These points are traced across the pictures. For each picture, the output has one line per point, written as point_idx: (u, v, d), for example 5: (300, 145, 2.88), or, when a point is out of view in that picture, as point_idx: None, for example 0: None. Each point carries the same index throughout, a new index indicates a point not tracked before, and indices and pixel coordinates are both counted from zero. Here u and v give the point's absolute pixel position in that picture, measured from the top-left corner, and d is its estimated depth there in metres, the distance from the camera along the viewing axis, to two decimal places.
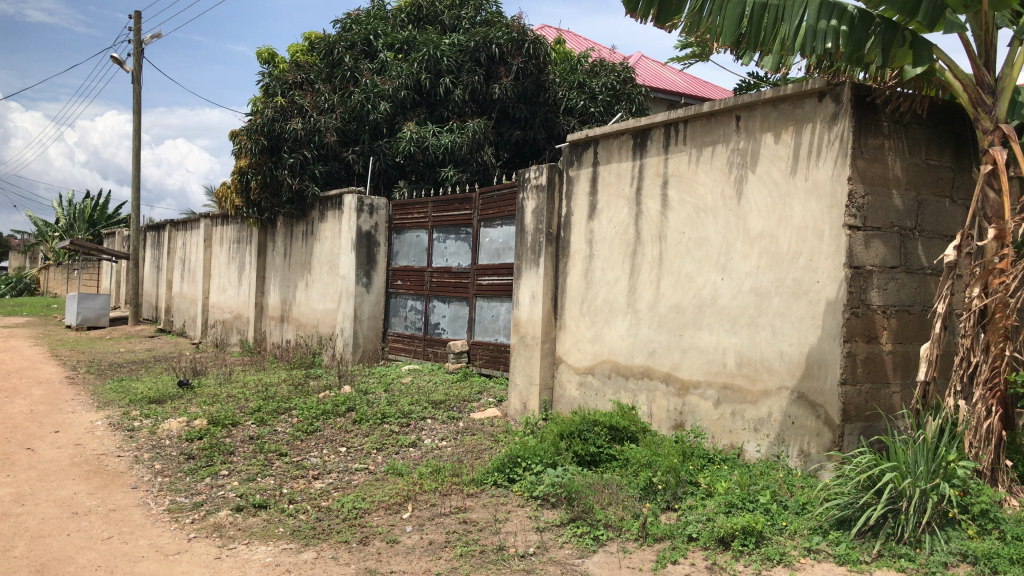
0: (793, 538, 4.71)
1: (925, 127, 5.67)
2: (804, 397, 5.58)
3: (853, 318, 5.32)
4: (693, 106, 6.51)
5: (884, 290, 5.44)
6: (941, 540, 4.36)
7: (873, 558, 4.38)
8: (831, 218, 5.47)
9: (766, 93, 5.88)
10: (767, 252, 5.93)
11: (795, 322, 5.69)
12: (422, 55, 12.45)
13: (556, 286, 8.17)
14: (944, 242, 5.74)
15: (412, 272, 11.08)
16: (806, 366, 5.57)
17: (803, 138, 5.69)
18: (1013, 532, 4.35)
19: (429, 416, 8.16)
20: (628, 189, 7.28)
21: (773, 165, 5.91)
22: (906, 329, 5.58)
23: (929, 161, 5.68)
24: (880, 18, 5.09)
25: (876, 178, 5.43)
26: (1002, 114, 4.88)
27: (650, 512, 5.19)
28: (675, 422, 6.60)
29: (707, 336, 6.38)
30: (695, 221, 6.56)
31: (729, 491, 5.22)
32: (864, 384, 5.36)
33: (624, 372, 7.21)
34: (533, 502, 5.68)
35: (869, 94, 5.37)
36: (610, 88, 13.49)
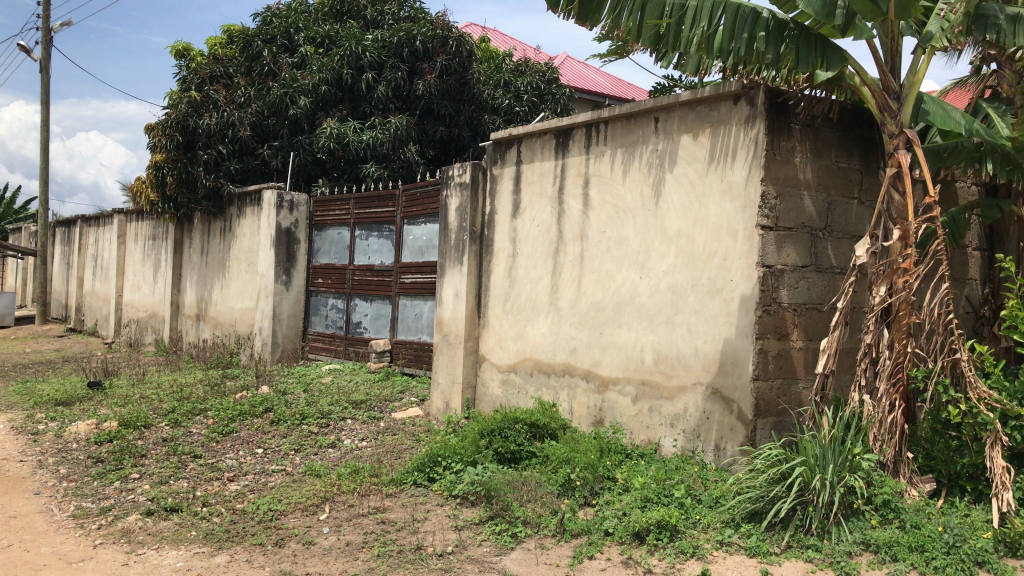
0: (706, 532, 4.80)
1: (835, 131, 5.85)
2: (718, 393, 5.70)
3: (765, 315, 5.46)
4: (613, 107, 6.58)
5: (794, 289, 5.60)
6: (846, 530, 4.52)
7: (782, 549, 4.51)
8: (744, 218, 5.60)
9: (683, 95, 5.98)
10: (683, 251, 6.04)
11: (710, 320, 5.81)
12: (343, 50, 12.32)
13: (479, 284, 8.16)
14: (852, 242, 5.93)
15: (334, 270, 10.95)
16: (720, 362, 5.70)
17: (718, 139, 5.81)
18: (912, 522, 4.53)
19: (349, 416, 8.07)
20: (551, 188, 7.32)
21: (690, 166, 6.02)
22: (815, 325, 5.74)
23: (838, 163, 5.87)
24: (793, 23, 5.19)
25: (787, 179, 5.58)
26: (906, 119, 5.05)
27: (568, 508, 5.23)
28: (595, 419, 6.67)
29: (626, 333, 6.47)
30: (614, 220, 6.64)
31: (646, 486, 5.30)
32: (775, 380, 5.52)
33: (546, 370, 7.25)
34: (452, 501, 5.67)
35: (782, 97, 5.51)
36: (535, 87, 13.57)
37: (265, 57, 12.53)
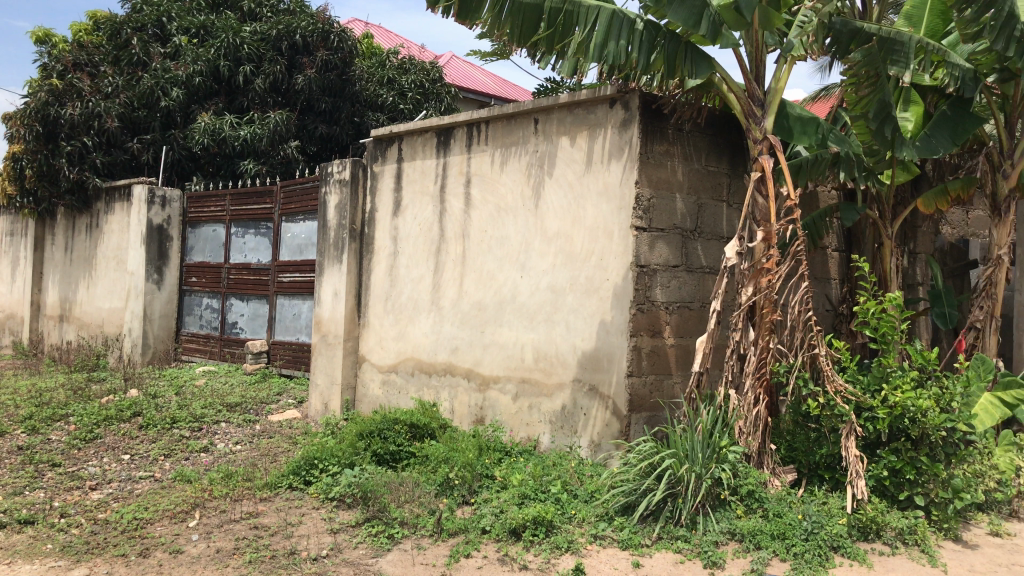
0: (581, 526, 4.89)
1: (705, 136, 6.07)
2: (594, 389, 5.82)
3: (639, 313, 5.61)
4: (493, 107, 6.62)
5: (666, 288, 5.77)
6: (713, 521, 4.70)
7: (652, 541, 4.64)
8: (619, 219, 5.74)
9: (561, 97, 6.07)
10: (562, 251, 6.13)
11: (587, 318, 5.91)
12: (219, 42, 11.88)
13: (359, 283, 8.05)
14: (720, 242, 6.15)
15: (208, 268, 10.60)
16: (596, 360, 5.81)
17: (595, 142, 5.93)
18: (774, 510, 4.74)
19: (223, 420, 7.82)
20: (432, 187, 7.30)
21: (568, 167, 6.11)
22: (686, 323, 5.93)
23: (708, 167, 6.08)
24: (665, 30, 5.31)
25: (660, 182, 5.75)
26: (769, 125, 5.28)
27: (446, 507, 5.23)
28: (475, 417, 6.70)
29: (507, 332, 6.51)
30: (495, 220, 6.67)
31: (523, 483, 5.34)
32: (648, 375, 5.67)
33: (428, 370, 7.22)
34: (328, 504, 5.58)
35: (655, 102, 5.68)
36: (419, 86, 13.48)
37: (135, 46, 11.97)
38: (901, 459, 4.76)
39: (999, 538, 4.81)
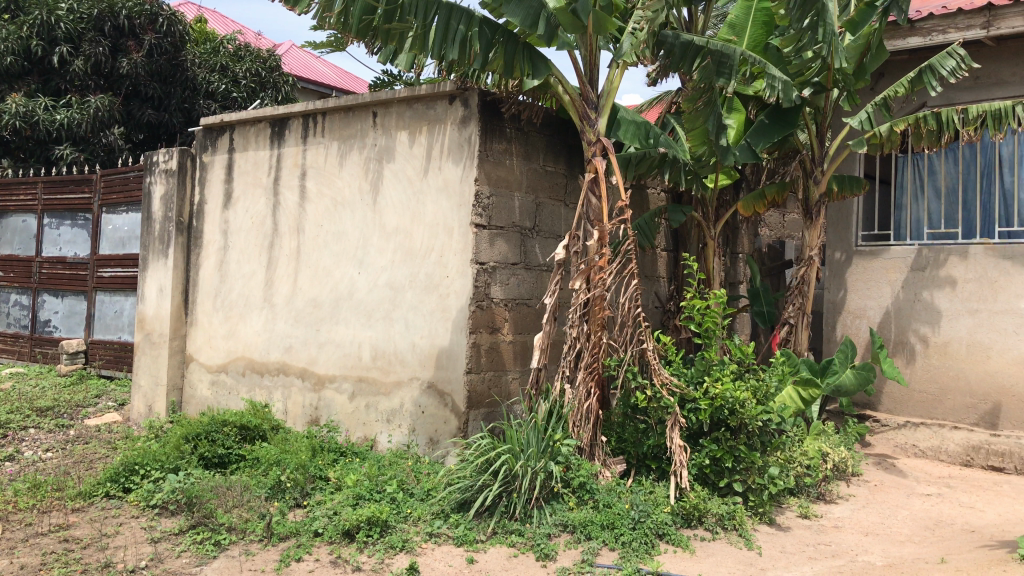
0: (416, 525, 4.85)
1: (543, 135, 6.17)
2: (433, 387, 5.79)
3: (478, 310, 5.63)
4: (330, 99, 6.46)
5: (505, 285, 5.83)
6: (546, 514, 4.78)
7: (487, 536, 4.67)
8: (459, 216, 5.74)
9: (400, 92, 6.00)
10: (401, 247, 6.06)
11: (426, 315, 5.88)
12: (31, 18, 11.05)
13: (186, 279, 7.66)
14: (556, 241, 6.27)
15: (17, 261, 9.80)
16: (435, 357, 5.79)
17: (435, 139, 5.91)
18: (604, 501, 4.87)
19: (32, 425, 7.24)
20: (266, 179, 7.05)
21: (407, 162, 6.06)
22: (524, 320, 6.01)
23: (546, 167, 6.19)
24: (502, 28, 5.31)
25: (498, 180, 5.80)
26: (603, 129, 5.40)
27: (277, 511, 5.05)
28: (310, 418, 6.53)
29: (343, 329, 6.37)
30: (332, 214, 6.51)
31: (358, 484, 5.24)
32: (486, 372, 5.70)
33: (259, 369, 6.96)
34: (149, 512, 5.27)
35: (494, 101, 5.73)
36: (254, 74, 12.97)
37: None
38: (721, 448, 5.02)
39: (808, 520, 5.15)
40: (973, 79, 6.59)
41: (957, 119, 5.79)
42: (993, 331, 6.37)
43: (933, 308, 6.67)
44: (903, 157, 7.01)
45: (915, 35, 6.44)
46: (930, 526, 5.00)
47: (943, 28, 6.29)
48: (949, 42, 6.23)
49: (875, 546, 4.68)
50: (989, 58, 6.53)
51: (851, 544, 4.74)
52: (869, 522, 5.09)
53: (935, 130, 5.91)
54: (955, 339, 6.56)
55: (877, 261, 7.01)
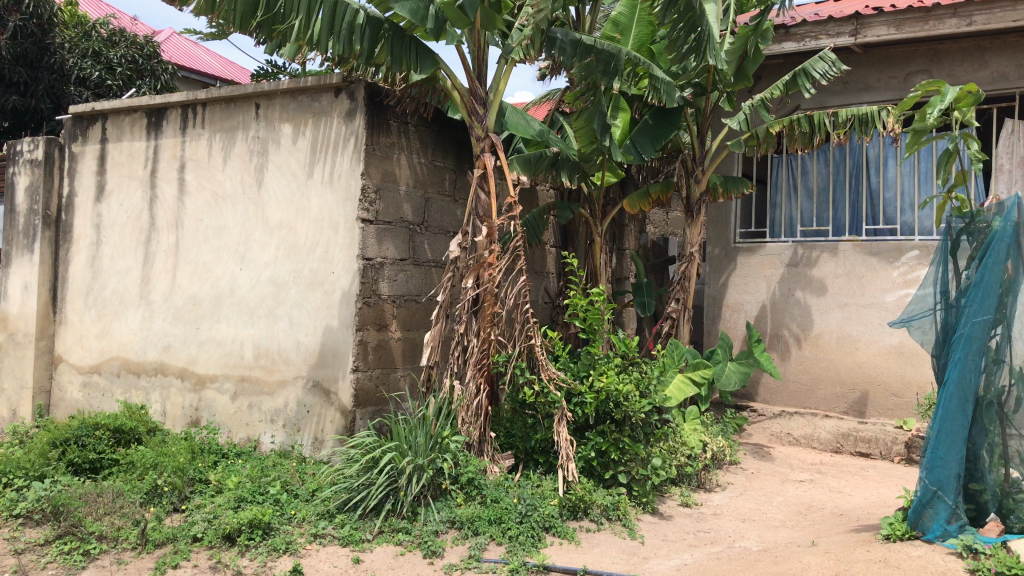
0: (301, 526, 4.74)
1: (431, 130, 6.15)
2: (318, 385, 5.68)
3: (364, 307, 5.55)
4: (210, 89, 6.24)
5: (393, 281, 5.77)
6: (434, 511, 4.76)
7: (373, 535, 4.61)
8: (344, 211, 5.64)
9: (284, 83, 5.86)
10: (285, 243, 5.91)
11: (311, 312, 5.75)
12: None
13: (54, 275, 7.25)
14: (445, 237, 6.25)
15: None
16: (321, 355, 5.67)
17: (319, 131, 5.79)
18: (492, 496, 4.88)
19: None
20: (141, 171, 6.75)
21: (290, 155, 5.91)
22: (413, 317, 5.96)
23: (434, 162, 6.17)
24: (388, 22, 5.22)
25: (385, 175, 5.74)
26: (491, 124, 5.36)
27: (153, 517, 4.84)
28: (190, 420, 6.30)
29: (224, 328, 6.17)
30: (212, 208, 6.29)
31: (240, 486, 5.08)
32: (373, 369, 5.63)
33: (135, 370, 6.67)
34: (12, 523, 4.99)
35: (380, 95, 5.66)
36: (131, 61, 12.40)
37: None
38: (607, 440, 5.09)
39: (689, 508, 5.31)
40: (843, 84, 6.92)
41: (828, 123, 6.07)
42: (861, 324, 6.72)
43: (805, 303, 6.98)
44: (779, 157, 7.29)
45: (790, 40, 6.70)
46: (802, 511, 5.22)
47: (815, 34, 6.57)
48: (821, 48, 6.51)
49: (751, 532, 4.86)
50: (857, 64, 6.87)
51: (729, 530, 4.91)
52: (746, 510, 5.28)
53: (808, 132, 6.19)
54: (825, 332, 6.88)
55: (754, 257, 7.28)
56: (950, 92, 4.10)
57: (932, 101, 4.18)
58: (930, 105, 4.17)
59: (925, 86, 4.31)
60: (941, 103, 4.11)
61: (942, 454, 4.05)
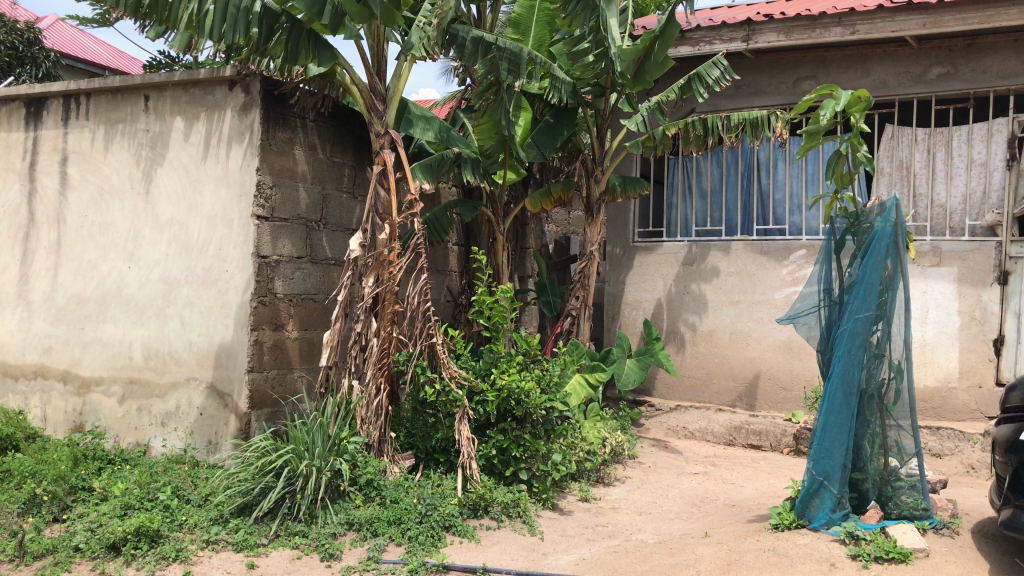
0: (192, 532, 4.58)
1: (329, 126, 6.04)
2: (212, 387, 5.50)
3: (260, 306, 5.42)
4: (95, 78, 5.98)
5: (289, 280, 5.65)
6: (332, 513, 4.68)
7: (269, 540, 4.50)
8: (239, 208, 5.48)
9: (175, 74, 5.65)
10: (176, 240, 5.70)
11: (203, 312, 5.57)
12: None
13: None
14: (344, 234, 6.16)
15: None
16: (215, 356, 5.50)
17: (213, 125, 5.61)
18: (391, 497, 4.84)
19: None
20: (19, 164, 6.41)
21: (182, 149, 5.71)
22: (310, 316, 5.85)
23: (333, 158, 6.07)
24: (285, 14, 5.04)
25: (283, 171, 5.62)
26: (391, 120, 5.28)
27: (31, 528, 4.60)
28: (74, 425, 6.02)
29: (111, 328, 5.91)
30: (97, 203, 6.02)
31: (126, 493, 4.88)
32: (270, 370, 5.51)
33: (13, 373, 6.33)
34: None
35: (277, 89, 5.53)
36: (10, 48, 11.76)
37: None
38: (508, 438, 5.09)
39: (588, 503, 5.38)
40: (736, 88, 7.14)
41: (720, 126, 6.25)
42: (752, 320, 6.94)
43: (700, 300, 7.17)
44: (675, 158, 7.46)
45: (685, 44, 6.88)
46: (696, 503, 5.37)
47: (709, 39, 6.76)
48: (715, 54, 6.72)
49: (647, 525, 4.97)
50: (748, 69, 7.09)
51: (626, 524, 5.00)
52: (642, 503, 5.39)
53: (702, 135, 6.36)
54: (719, 328, 7.08)
55: (652, 256, 7.43)
56: (843, 96, 4.21)
57: (828, 103, 4.27)
58: (825, 107, 4.26)
59: (819, 91, 4.37)
60: (836, 106, 4.20)
61: (829, 445, 4.21)
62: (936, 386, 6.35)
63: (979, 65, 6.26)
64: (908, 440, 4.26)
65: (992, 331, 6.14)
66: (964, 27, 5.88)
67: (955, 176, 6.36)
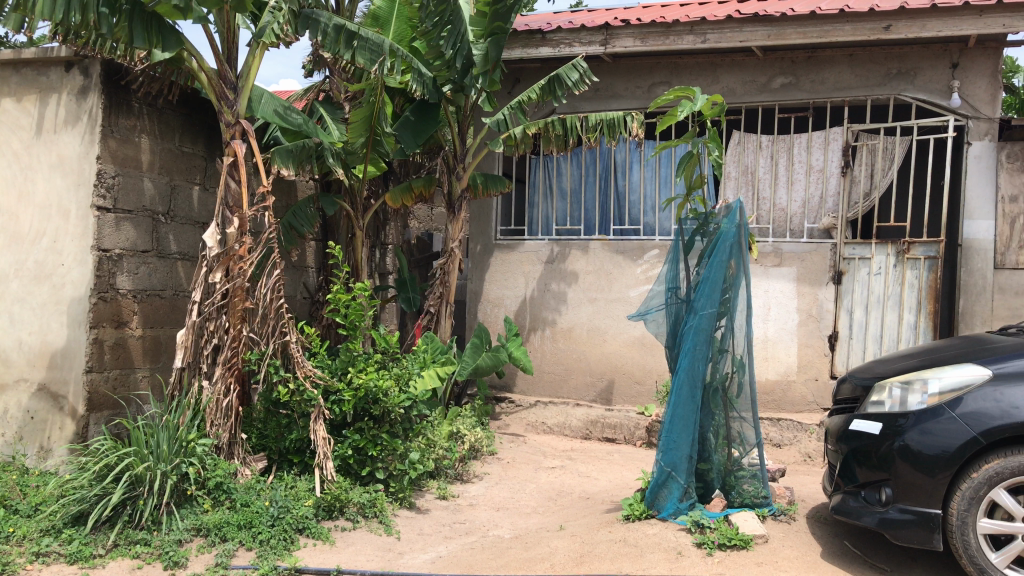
0: (19, 545, 4.27)
1: (178, 114, 5.77)
2: (44, 389, 5.15)
3: (100, 302, 5.12)
4: None
5: (133, 275, 5.37)
6: (177, 518, 4.47)
7: (107, 550, 4.25)
8: (77, 197, 5.15)
9: (3, 53, 5.24)
10: (4, 231, 5.30)
11: (35, 309, 5.20)
12: None
13: None
14: (193, 227, 5.90)
15: None
16: (48, 356, 5.14)
17: (46, 108, 5.24)
18: (241, 500, 4.67)
19: None
20: None
21: (12, 133, 5.31)
22: (156, 313, 5.59)
23: (182, 148, 5.81)
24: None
25: (126, 159, 5.32)
26: (242, 110, 5.08)
27: None
28: None
29: None
30: None
31: None
32: (111, 370, 5.21)
33: None
34: None
35: (119, 74, 5.23)
36: None
37: None
38: (364, 437, 5.02)
39: (445, 500, 5.37)
40: (594, 91, 7.30)
41: (580, 126, 6.40)
42: (608, 317, 7.12)
43: (559, 298, 7.29)
44: (536, 158, 7.56)
45: (546, 45, 6.97)
46: (552, 497, 5.45)
47: (569, 41, 6.87)
48: (574, 56, 6.84)
49: (504, 520, 5.00)
50: (606, 72, 7.26)
51: (483, 520, 5.03)
52: (499, 498, 5.44)
53: (562, 135, 6.47)
54: (577, 324, 7.22)
55: (513, 254, 7.49)
56: (700, 99, 4.26)
57: (683, 104, 4.33)
58: (682, 109, 4.30)
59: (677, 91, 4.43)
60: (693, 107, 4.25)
61: (676, 438, 4.36)
62: (776, 379, 6.70)
63: (818, 77, 6.64)
64: (749, 431, 4.48)
65: (827, 328, 6.55)
66: (804, 40, 6.23)
67: (796, 181, 6.74)
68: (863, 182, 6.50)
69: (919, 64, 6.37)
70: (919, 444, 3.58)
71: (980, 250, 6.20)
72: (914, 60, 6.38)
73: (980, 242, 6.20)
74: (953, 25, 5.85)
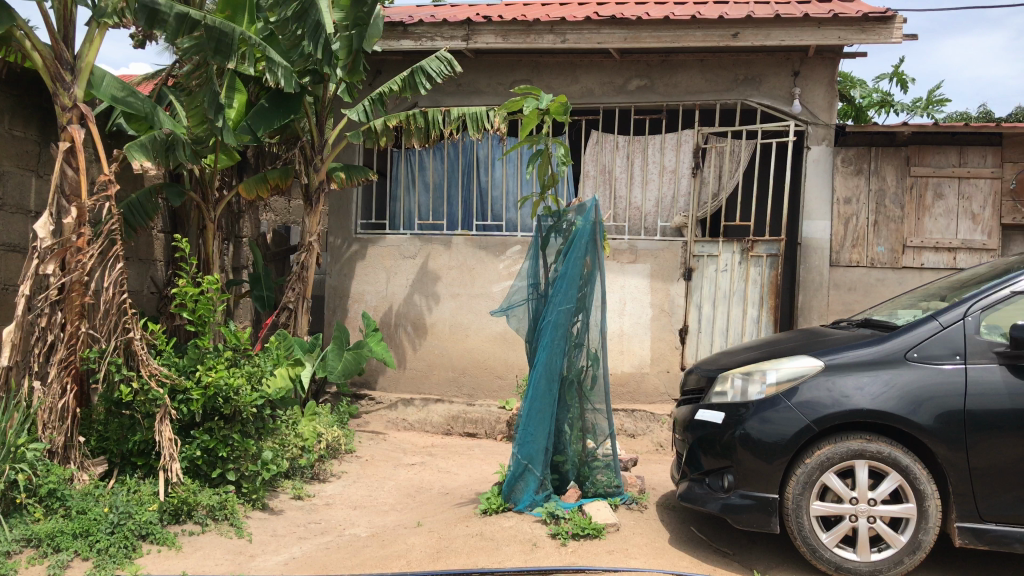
0: None
1: (7, 95, 5.39)
2: None
3: None
4: None
5: None
6: (5, 529, 4.17)
7: None
8: None
9: None
10: None
11: None
12: None
13: None
14: (25, 217, 5.53)
15: None
16: None
17: None
18: (77, 507, 4.39)
19: None
20: None
21: None
22: None
23: (12, 132, 5.43)
24: None
25: None
26: (80, 93, 4.77)
27: None
28: None
29: None
30: None
31: None
32: None
33: None
34: None
35: None
36: None
37: None
38: (214, 438, 4.83)
39: (300, 501, 5.26)
40: (456, 86, 7.29)
41: (441, 120, 6.36)
42: (471, 313, 7.15)
43: (421, 293, 7.26)
44: (398, 152, 7.48)
45: (407, 38, 6.91)
46: (411, 493, 5.42)
47: (431, 35, 6.84)
48: (435, 50, 6.81)
49: (361, 519, 4.94)
50: (467, 68, 7.27)
51: (339, 519, 4.94)
52: (357, 497, 5.37)
53: (423, 128, 6.43)
54: (439, 320, 7.21)
55: (373, 248, 7.39)
56: (542, 97, 4.29)
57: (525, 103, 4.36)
58: (525, 107, 4.32)
59: (521, 91, 4.44)
60: (536, 104, 4.29)
61: (534, 431, 4.41)
62: (630, 371, 6.91)
63: (671, 81, 6.88)
64: (602, 422, 4.59)
65: (678, 322, 6.80)
66: (659, 44, 6.43)
67: (650, 181, 6.97)
68: (712, 184, 6.78)
69: (763, 71, 6.69)
70: (758, 433, 3.75)
71: (817, 249, 6.60)
72: (759, 67, 6.70)
73: (817, 240, 6.59)
74: (794, 35, 6.18)
